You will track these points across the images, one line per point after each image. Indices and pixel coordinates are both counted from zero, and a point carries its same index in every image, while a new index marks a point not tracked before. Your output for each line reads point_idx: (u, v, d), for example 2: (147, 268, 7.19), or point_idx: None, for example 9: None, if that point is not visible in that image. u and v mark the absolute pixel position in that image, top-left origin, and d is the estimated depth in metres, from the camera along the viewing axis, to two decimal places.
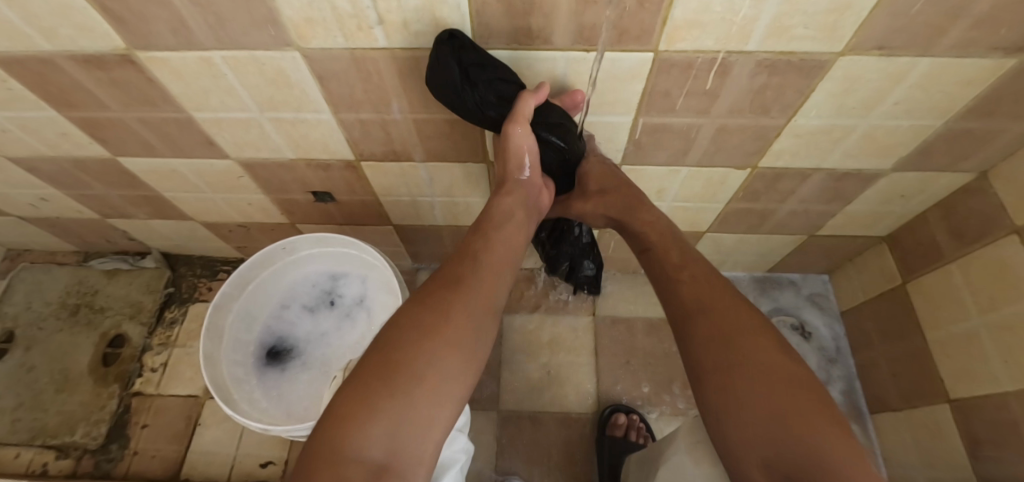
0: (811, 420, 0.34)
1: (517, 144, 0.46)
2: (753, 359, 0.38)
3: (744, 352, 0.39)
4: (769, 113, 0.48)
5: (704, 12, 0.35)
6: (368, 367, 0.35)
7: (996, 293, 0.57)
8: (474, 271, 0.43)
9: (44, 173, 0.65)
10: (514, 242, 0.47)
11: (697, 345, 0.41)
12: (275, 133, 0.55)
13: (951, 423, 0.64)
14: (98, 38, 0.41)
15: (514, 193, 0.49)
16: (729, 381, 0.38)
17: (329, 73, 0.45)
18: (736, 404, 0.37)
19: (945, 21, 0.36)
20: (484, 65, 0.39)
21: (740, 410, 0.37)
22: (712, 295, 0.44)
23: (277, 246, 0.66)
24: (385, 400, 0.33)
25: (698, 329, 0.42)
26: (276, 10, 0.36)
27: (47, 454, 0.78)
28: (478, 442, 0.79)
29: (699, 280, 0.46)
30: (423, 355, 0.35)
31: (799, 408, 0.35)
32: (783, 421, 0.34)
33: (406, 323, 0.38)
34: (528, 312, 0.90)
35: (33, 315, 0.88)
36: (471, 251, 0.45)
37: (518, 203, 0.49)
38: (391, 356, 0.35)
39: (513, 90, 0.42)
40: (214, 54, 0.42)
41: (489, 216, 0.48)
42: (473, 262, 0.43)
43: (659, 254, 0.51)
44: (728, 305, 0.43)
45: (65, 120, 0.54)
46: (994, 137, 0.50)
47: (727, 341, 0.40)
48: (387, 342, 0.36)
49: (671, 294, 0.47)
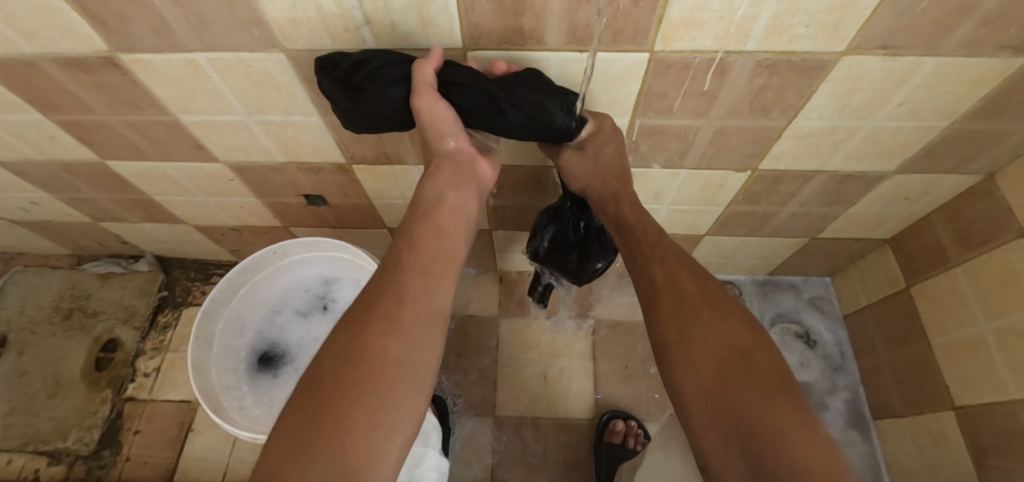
0: (787, 406, 0.31)
1: (431, 118, 0.41)
2: (716, 339, 0.36)
3: (707, 335, 0.37)
4: (770, 115, 0.47)
5: (700, 11, 0.34)
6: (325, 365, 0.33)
7: (1003, 298, 0.56)
8: (410, 276, 0.39)
9: (34, 177, 0.64)
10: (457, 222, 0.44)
11: (661, 325, 0.40)
12: (264, 136, 0.54)
13: (956, 431, 0.62)
14: (80, 40, 0.40)
15: (441, 168, 0.45)
16: (686, 364, 0.37)
17: (317, 75, 0.43)
18: (704, 389, 0.35)
19: (953, 20, 0.34)
20: (355, 65, 0.37)
21: (706, 395, 0.35)
22: (683, 276, 0.42)
23: (269, 251, 0.65)
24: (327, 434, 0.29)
25: (663, 311, 0.40)
26: (259, 10, 0.35)
27: (40, 460, 0.77)
28: (474, 450, 0.78)
29: (668, 262, 0.43)
30: (369, 377, 0.32)
31: (772, 390, 0.32)
32: (752, 409, 0.32)
33: (340, 346, 0.34)
34: (524, 315, 0.89)
35: (26, 320, 0.87)
36: (397, 256, 0.40)
37: (447, 179, 0.44)
38: (328, 386, 0.32)
39: (398, 70, 0.39)
40: (198, 56, 0.41)
41: (421, 212, 0.43)
42: (412, 268, 0.39)
43: (637, 232, 0.46)
44: (699, 289, 0.41)
45: (52, 123, 0.53)
46: (1001, 138, 0.49)
47: (691, 325, 0.38)
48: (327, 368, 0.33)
49: (641, 274, 0.44)
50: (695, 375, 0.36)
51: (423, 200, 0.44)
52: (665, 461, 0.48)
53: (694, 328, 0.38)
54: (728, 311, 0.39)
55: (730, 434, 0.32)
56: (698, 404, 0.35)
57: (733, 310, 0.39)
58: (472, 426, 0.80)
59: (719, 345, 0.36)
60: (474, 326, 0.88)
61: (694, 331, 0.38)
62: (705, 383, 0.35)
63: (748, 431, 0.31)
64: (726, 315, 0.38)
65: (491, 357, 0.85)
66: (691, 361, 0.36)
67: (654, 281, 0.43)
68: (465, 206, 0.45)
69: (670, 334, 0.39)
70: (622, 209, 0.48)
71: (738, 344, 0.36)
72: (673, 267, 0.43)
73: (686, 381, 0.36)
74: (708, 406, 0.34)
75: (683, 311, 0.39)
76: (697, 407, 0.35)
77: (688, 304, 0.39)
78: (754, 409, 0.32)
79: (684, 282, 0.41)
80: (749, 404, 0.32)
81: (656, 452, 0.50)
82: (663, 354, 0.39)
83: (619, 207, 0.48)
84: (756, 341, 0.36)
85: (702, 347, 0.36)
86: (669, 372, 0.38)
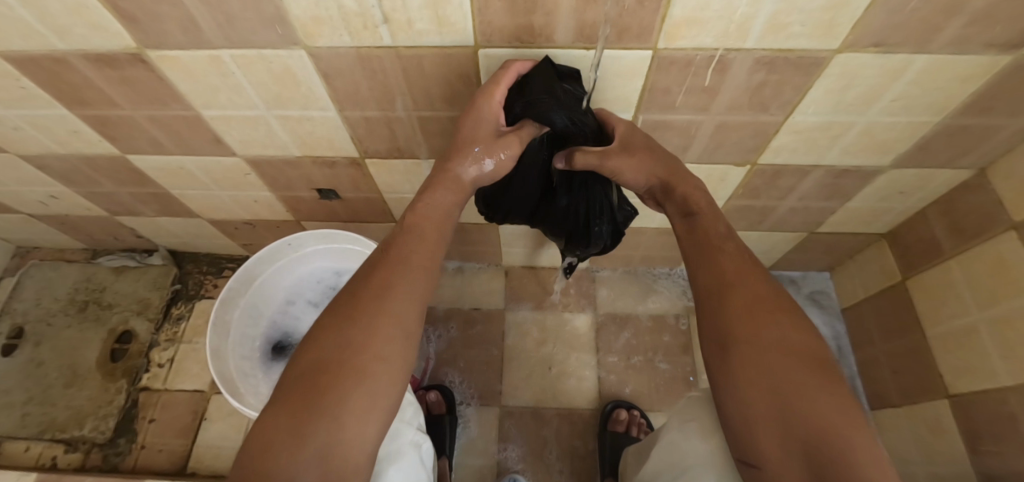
0: (858, 426, 0.30)
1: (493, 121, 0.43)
2: (787, 344, 0.35)
3: (778, 336, 0.35)
4: (768, 110, 0.49)
5: (702, 10, 0.36)
6: (311, 365, 0.33)
7: (996, 288, 0.57)
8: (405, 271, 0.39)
9: (55, 170, 0.66)
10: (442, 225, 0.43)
11: (727, 317, 0.38)
12: (282, 130, 0.56)
13: (952, 419, 0.64)
14: (111, 37, 0.42)
15: (438, 188, 0.44)
16: (747, 360, 0.35)
17: (335, 71, 0.45)
18: (767, 391, 0.33)
19: (940, 19, 0.36)
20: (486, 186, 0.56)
21: (766, 397, 0.33)
22: (747, 273, 0.40)
23: (284, 242, 0.67)
24: (310, 427, 0.30)
25: (729, 305, 0.38)
26: (284, 10, 0.37)
27: (57, 447, 0.79)
28: (481, 438, 0.80)
29: (728, 255, 0.41)
30: (353, 373, 0.33)
31: (840, 407, 0.31)
32: (823, 422, 0.30)
33: (332, 340, 0.34)
34: (529, 307, 0.91)
35: (43, 311, 0.89)
36: (400, 252, 0.40)
37: (444, 200, 0.44)
38: (315, 380, 0.32)
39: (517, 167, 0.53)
40: (223, 52, 0.43)
41: (421, 214, 0.43)
42: (403, 260, 0.39)
43: (706, 223, 0.43)
44: (770, 288, 0.39)
45: (77, 118, 0.55)
46: (991, 134, 0.51)
47: (765, 322, 0.36)
48: (317, 364, 0.33)
49: (701, 265, 0.42)
50: (761, 374, 0.34)
51: (421, 204, 0.43)
52: (685, 441, 0.49)
53: (762, 327, 0.36)
54: (796, 315, 0.37)
55: (790, 437, 0.31)
56: (756, 403, 0.34)
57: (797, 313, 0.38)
58: (478, 415, 0.82)
59: (791, 349, 0.35)
60: (481, 319, 0.90)
61: (766, 329, 0.36)
62: (770, 386, 0.33)
63: (816, 436, 0.30)
64: (790, 318, 0.37)
65: (498, 348, 0.87)
66: (758, 358, 0.35)
67: (719, 273, 0.40)
68: (450, 211, 0.44)
69: (739, 328, 0.37)
70: (681, 196, 0.45)
71: (808, 349, 0.35)
72: (732, 261, 0.41)
73: (749, 378, 0.35)
74: (768, 403, 0.33)
75: (756, 307, 0.37)
76: (758, 405, 0.34)
77: (749, 301, 0.38)
78: (824, 414, 0.31)
79: (742, 278, 0.39)
80: (819, 415, 0.31)
81: (676, 431, 0.52)
82: (723, 346, 0.37)
83: (687, 191, 0.45)
84: (822, 353, 0.35)
85: (773, 346, 0.35)
86: (727, 367, 0.36)
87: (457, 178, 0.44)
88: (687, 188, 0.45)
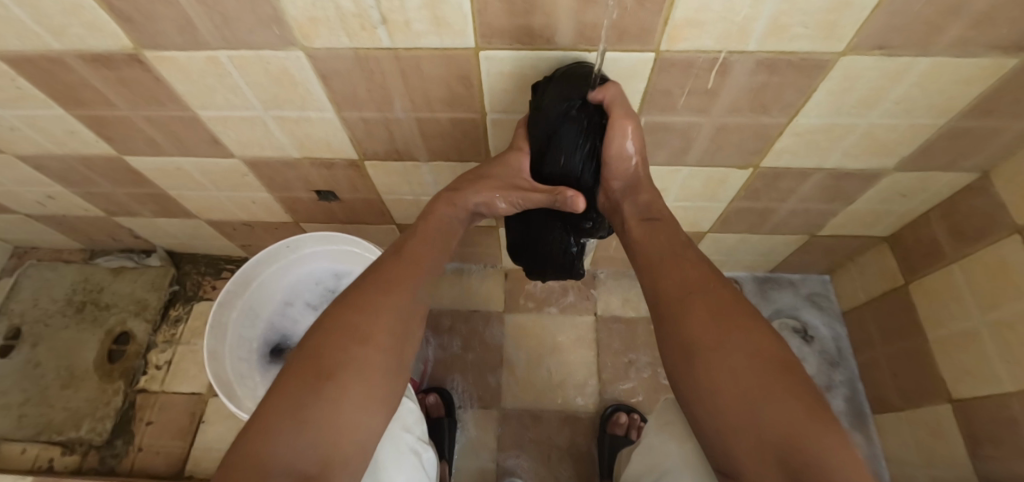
0: (830, 431, 0.29)
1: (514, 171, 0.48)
2: (755, 349, 0.34)
3: (745, 341, 0.35)
4: (770, 113, 0.49)
5: (703, 11, 0.36)
6: (313, 348, 0.35)
7: (998, 292, 0.57)
8: (408, 275, 0.42)
9: (53, 171, 0.66)
10: (442, 232, 0.49)
11: (691, 326, 0.37)
12: (280, 131, 0.55)
13: (952, 423, 0.64)
14: (107, 37, 0.42)
15: (439, 202, 0.50)
16: (714, 368, 0.34)
17: (333, 72, 0.45)
18: (737, 398, 0.32)
19: (943, 21, 0.36)
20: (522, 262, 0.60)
21: (737, 405, 0.32)
22: (712, 280, 0.39)
23: (283, 243, 0.67)
24: (312, 404, 0.32)
25: (691, 313, 0.37)
26: (281, 10, 0.37)
27: (53, 449, 0.79)
28: (480, 441, 0.80)
29: (683, 263, 0.41)
30: (355, 362, 0.35)
31: (810, 413, 0.30)
32: (798, 428, 0.29)
33: (333, 325, 0.37)
34: (529, 309, 0.90)
35: (40, 312, 0.89)
36: (410, 256, 0.44)
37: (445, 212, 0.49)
38: (321, 364, 0.34)
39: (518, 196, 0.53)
40: (220, 53, 0.43)
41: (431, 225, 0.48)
42: (412, 267, 0.43)
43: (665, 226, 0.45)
44: (733, 293, 0.38)
45: (74, 119, 0.55)
46: (994, 136, 0.50)
47: (729, 328, 0.35)
48: (323, 347, 0.35)
49: (664, 272, 0.41)
50: (730, 382, 0.33)
51: (431, 214, 0.49)
52: (663, 444, 0.49)
53: (726, 333, 0.35)
54: (759, 319, 0.37)
55: (765, 446, 0.30)
56: (728, 411, 0.33)
57: (760, 317, 0.37)
58: (477, 418, 0.82)
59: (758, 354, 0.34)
60: (480, 321, 0.90)
61: (732, 336, 0.35)
62: (740, 392, 0.32)
63: (790, 443, 0.29)
64: (752, 321, 0.36)
65: (497, 350, 0.87)
66: (725, 366, 0.34)
67: (683, 282, 0.40)
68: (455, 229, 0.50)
69: (704, 336, 0.36)
70: (641, 199, 0.47)
71: (774, 352, 0.34)
72: (690, 269, 0.41)
73: (718, 387, 0.34)
74: (740, 412, 0.32)
75: (720, 315, 0.36)
76: (731, 413, 0.33)
77: (710, 308, 0.37)
78: (793, 420, 0.30)
79: (700, 284, 0.39)
80: (790, 421, 0.30)
81: (653, 436, 0.52)
82: (689, 356, 0.36)
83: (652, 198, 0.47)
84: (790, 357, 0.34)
85: (740, 353, 0.34)
86: (696, 376, 0.35)
87: (461, 200, 0.50)
88: (652, 194, 0.47)
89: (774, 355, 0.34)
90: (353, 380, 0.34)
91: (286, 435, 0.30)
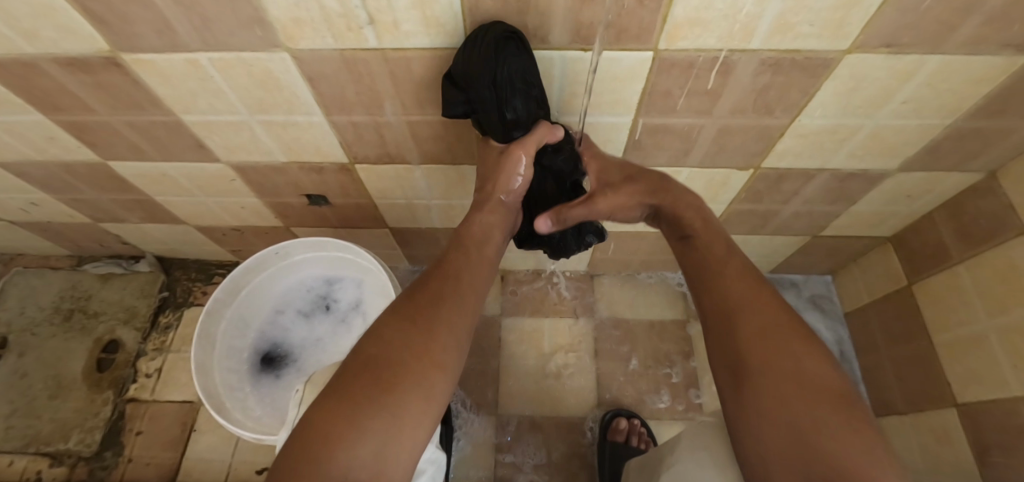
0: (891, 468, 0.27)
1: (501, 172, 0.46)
2: (802, 373, 0.32)
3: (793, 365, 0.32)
4: (773, 113, 0.47)
5: (705, 9, 0.34)
6: (359, 368, 0.34)
7: (1006, 295, 0.56)
8: (470, 290, 0.43)
9: (34, 178, 0.64)
10: (493, 255, 0.47)
11: (738, 347, 0.34)
12: (266, 136, 0.53)
13: (959, 428, 0.63)
14: (82, 41, 0.40)
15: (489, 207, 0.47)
16: (762, 392, 0.32)
17: (319, 75, 0.43)
18: (782, 423, 0.30)
19: (956, 18, 0.34)
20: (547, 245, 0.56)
21: (785, 433, 0.30)
22: (752, 293, 0.37)
23: (272, 250, 0.66)
24: (357, 424, 0.31)
25: (742, 331, 0.35)
26: (261, 10, 0.35)
27: (41, 461, 0.77)
28: (477, 448, 0.79)
29: (727, 275, 0.38)
30: (426, 382, 0.35)
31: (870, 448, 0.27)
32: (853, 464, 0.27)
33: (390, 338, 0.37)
34: (526, 312, 0.89)
35: (27, 321, 0.87)
36: (460, 268, 0.44)
37: (499, 220, 0.48)
38: (381, 374, 0.34)
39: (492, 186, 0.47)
40: (201, 55, 0.41)
41: (469, 232, 0.46)
42: (468, 282, 0.43)
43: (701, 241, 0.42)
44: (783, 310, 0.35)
45: (52, 125, 0.53)
46: (1003, 136, 0.49)
47: (777, 352, 0.33)
48: (376, 357, 0.35)
49: (701, 288, 0.39)
50: (780, 409, 0.31)
51: (475, 222, 0.47)
52: (698, 470, 0.46)
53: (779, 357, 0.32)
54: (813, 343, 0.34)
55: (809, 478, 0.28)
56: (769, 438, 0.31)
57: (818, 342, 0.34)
58: (474, 425, 0.80)
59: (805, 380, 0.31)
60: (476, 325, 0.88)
61: (781, 360, 0.32)
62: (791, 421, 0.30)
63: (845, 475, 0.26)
64: (806, 344, 0.33)
65: (495, 355, 0.86)
66: (777, 391, 0.31)
67: (724, 296, 0.37)
68: (503, 246, 0.49)
69: (751, 358, 0.33)
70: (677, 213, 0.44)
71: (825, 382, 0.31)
72: (741, 281, 0.38)
73: (766, 416, 0.31)
74: (783, 444, 0.30)
75: (765, 336, 0.34)
76: (776, 444, 0.30)
77: (762, 328, 0.34)
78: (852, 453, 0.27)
79: (750, 300, 0.36)
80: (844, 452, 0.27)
81: (687, 461, 0.49)
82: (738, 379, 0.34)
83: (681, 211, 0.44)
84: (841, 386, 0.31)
85: (790, 378, 0.31)
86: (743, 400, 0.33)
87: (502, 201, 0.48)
88: (683, 207, 0.44)
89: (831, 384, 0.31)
90: (419, 399, 0.34)
91: (340, 444, 0.30)
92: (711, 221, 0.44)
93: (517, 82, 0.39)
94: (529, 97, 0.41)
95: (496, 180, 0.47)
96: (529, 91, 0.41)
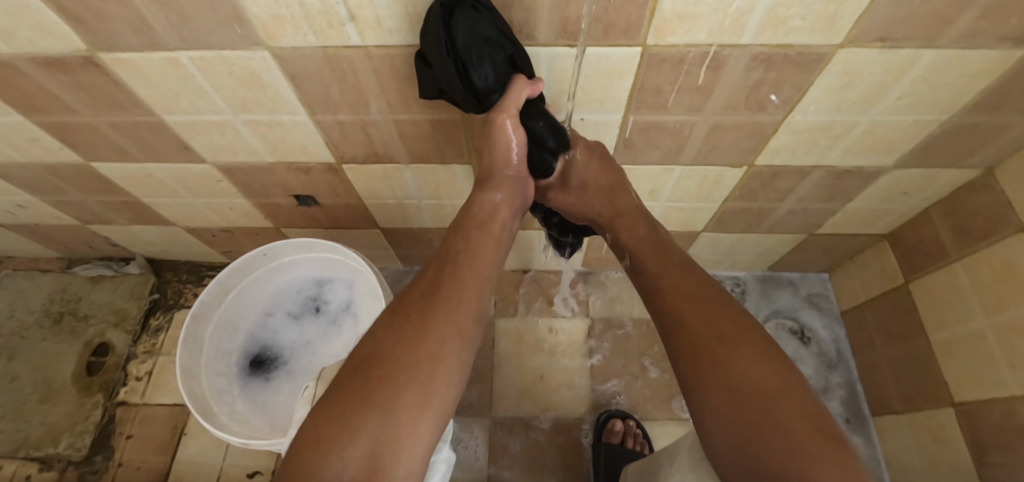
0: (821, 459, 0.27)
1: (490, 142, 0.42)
2: (735, 378, 0.33)
3: (726, 373, 0.33)
4: (766, 110, 0.46)
5: (693, 3, 0.33)
6: (356, 365, 0.34)
7: (1005, 292, 0.55)
8: (471, 277, 0.40)
9: (19, 180, 0.63)
10: (500, 233, 0.45)
11: (680, 365, 0.37)
12: (251, 136, 0.52)
13: (957, 427, 0.62)
14: (58, 39, 0.39)
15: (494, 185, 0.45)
16: (717, 398, 0.33)
17: (302, 73, 0.42)
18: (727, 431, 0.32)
19: (952, 11, 0.33)
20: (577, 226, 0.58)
21: (731, 438, 0.32)
22: (693, 304, 0.38)
23: (260, 252, 0.65)
24: (356, 419, 0.31)
25: (680, 349, 0.37)
26: (240, 7, 0.34)
27: (31, 466, 0.77)
28: (470, 449, 0.78)
29: (677, 288, 0.40)
30: (427, 374, 0.34)
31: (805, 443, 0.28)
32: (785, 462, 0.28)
33: (384, 337, 0.36)
34: (520, 312, 0.88)
35: (16, 324, 0.86)
36: (457, 254, 0.42)
37: (508, 197, 0.45)
38: (370, 373, 0.33)
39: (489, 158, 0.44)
40: (181, 54, 0.40)
41: (467, 216, 0.44)
42: (468, 268, 0.41)
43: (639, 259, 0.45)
44: (720, 315, 0.37)
45: (33, 126, 0.52)
46: (1001, 131, 0.48)
47: (708, 362, 0.35)
48: (372, 355, 0.35)
49: (653, 306, 0.42)
50: (722, 418, 0.33)
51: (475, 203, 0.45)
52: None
53: (728, 364, 0.34)
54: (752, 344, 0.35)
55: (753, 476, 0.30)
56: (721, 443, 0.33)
57: (768, 342, 0.35)
58: (467, 426, 0.80)
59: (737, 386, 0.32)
60: None
61: (711, 370, 0.34)
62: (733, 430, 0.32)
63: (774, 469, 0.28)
64: (755, 346, 0.34)
65: (488, 355, 0.85)
66: (714, 402, 0.33)
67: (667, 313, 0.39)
68: (513, 220, 0.46)
69: (688, 375, 0.36)
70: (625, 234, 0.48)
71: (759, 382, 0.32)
72: (692, 292, 0.39)
73: (724, 426, 0.32)
74: (742, 447, 0.31)
75: (693, 349, 0.36)
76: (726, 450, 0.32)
77: (709, 337, 0.36)
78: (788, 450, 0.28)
79: (696, 309, 0.38)
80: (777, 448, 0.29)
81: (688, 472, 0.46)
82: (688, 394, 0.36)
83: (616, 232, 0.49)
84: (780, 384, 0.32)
85: (724, 388, 0.33)
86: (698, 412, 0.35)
87: (507, 185, 0.46)
88: (630, 222, 0.48)
89: (778, 382, 0.32)
90: (420, 393, 0.33)
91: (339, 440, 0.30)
92: (664, 239, 0.46)
93: (483, 48, 0.35)
94: (499, 64, 0.37)
95: (492, 154, 0.43)
96: (496, 56, 0.36)
